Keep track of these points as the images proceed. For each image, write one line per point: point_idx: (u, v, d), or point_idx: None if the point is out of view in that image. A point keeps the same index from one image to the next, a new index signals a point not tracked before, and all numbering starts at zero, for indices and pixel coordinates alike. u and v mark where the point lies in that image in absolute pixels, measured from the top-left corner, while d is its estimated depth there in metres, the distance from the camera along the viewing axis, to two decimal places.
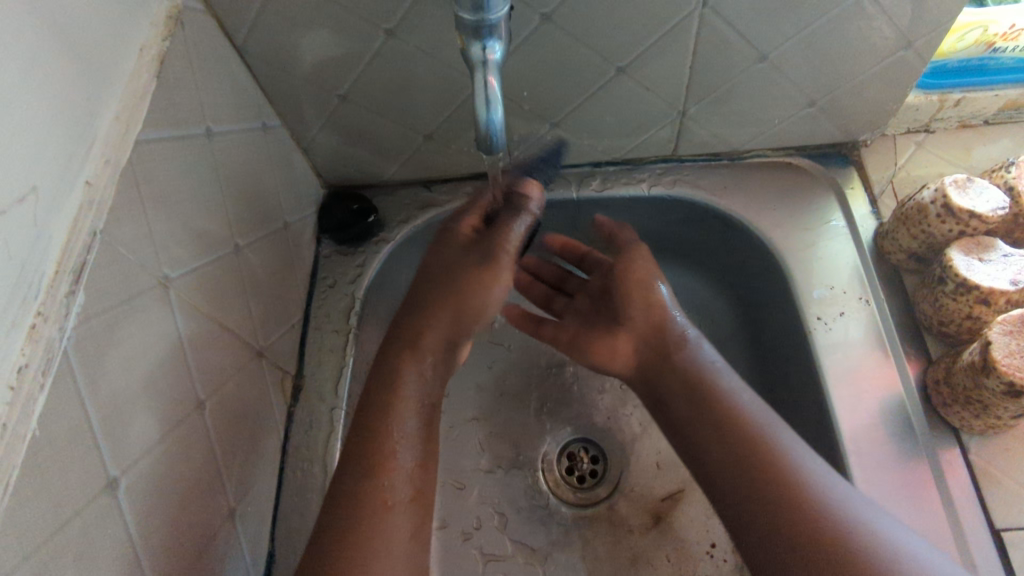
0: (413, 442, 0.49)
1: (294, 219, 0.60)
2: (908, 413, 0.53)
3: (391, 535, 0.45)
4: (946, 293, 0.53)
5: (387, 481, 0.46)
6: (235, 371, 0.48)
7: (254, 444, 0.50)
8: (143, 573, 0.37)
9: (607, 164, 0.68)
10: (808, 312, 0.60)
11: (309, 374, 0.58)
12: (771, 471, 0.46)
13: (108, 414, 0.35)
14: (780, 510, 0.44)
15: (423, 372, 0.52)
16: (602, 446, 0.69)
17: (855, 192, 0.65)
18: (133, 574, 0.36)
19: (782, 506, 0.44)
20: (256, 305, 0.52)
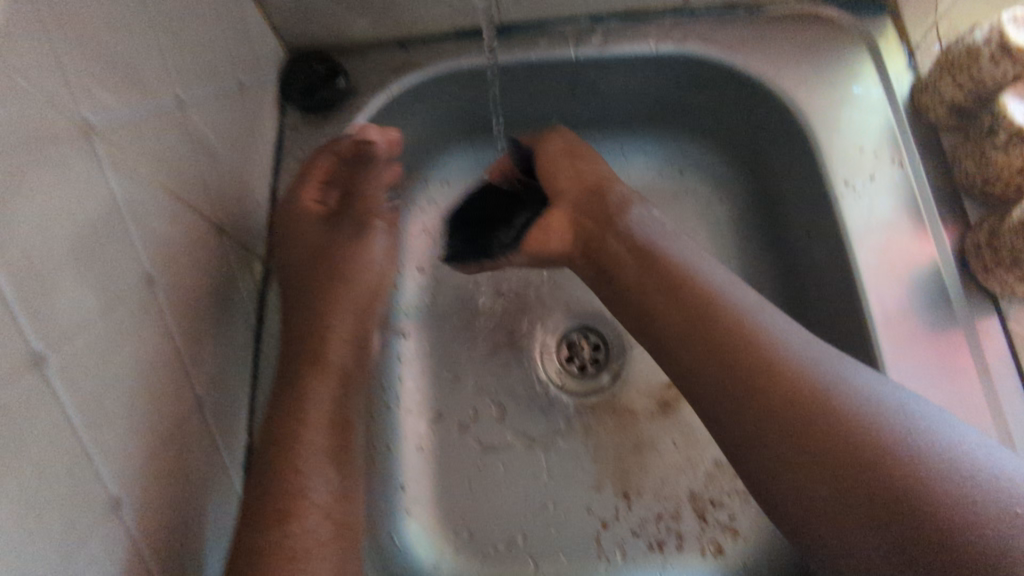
0: (326, 412, 0.47)
1: (250, 81, 0.52)
2: (943, 283, 0.50)
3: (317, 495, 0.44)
4: (997, 147, 0.46)
5: (302, 453, 0.45)
6: (190, 249, 0.42)
7: (222, 330, 0.45)
8: (94, 465, 0.32)
9: (609, 17, 0.59)
10: (835, 178, 0.54)
11: (281, 256, 0.52)
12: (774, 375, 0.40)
13: (27, 280, 0.28)
14: (787, 424, 0.38)
15: (340, 355, 0.50)
16: (604, 333, 0.64)
17: (890, 44, 0.57)
18: (81, 466, 0.31)
19: (810, 437, 0.37)
20: (211, 176, 0.45)
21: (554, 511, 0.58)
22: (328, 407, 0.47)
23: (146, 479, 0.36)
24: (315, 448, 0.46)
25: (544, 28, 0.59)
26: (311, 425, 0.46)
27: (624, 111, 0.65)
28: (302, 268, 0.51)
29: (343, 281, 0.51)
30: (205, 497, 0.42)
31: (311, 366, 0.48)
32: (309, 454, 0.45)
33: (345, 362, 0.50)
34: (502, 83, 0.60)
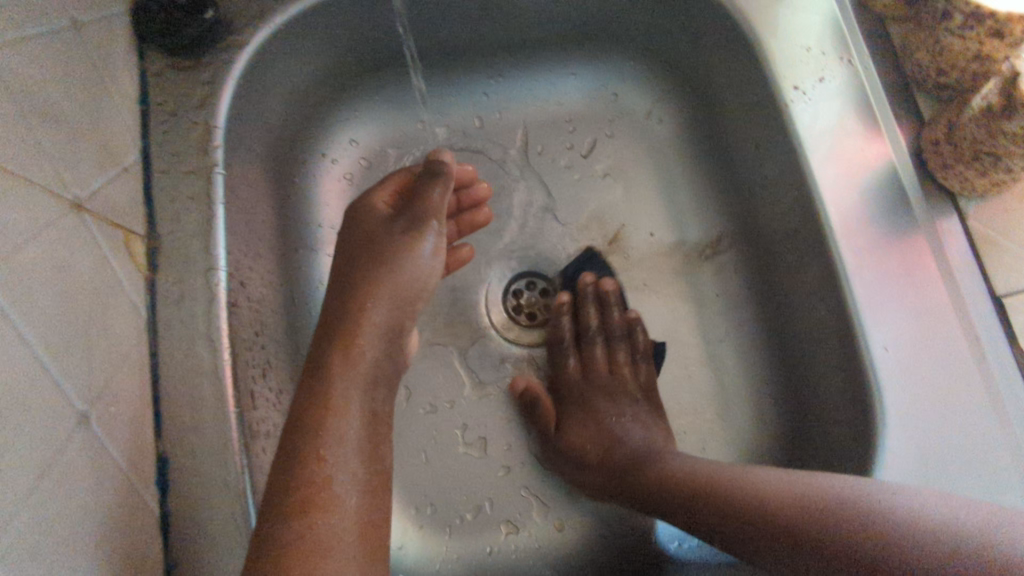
0: (353, 382, 0.41)
1: (88, 18, 0.41)
2: (902, 182, 0.47)
3: (341, 495, 0.36)
4: (951, 32, 0.43)
5: (332, 426, 0.38)
6: (43, 237, 0.33)
7: (97, 326, 0.36)
8: None
9: None
10: (782, 79, 0.49)
11: (165, 231, 0.43)
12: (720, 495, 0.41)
13: None
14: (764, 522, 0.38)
15: (370, 342, 0.43)
16: (551, 277, 0.61)
17: None
18: None
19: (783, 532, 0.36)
20: (56, 142, 0.36)
21: (518, 472, 0.55)
22: (355, 375, 0.41)
23: (26, 535, 0.28)
24: (343, 438, 0.38)
25: None
26: (341, 414, 0.39)
27: (547, 27, 0.58)
28: (349, 246, 0.47)
29: (382, 273, 0.45)
30: (113, 533, 0.34)
31: (339, 346, 0.42)
32: (340, 445, 0.37)
33: (377, 355, 0.43)
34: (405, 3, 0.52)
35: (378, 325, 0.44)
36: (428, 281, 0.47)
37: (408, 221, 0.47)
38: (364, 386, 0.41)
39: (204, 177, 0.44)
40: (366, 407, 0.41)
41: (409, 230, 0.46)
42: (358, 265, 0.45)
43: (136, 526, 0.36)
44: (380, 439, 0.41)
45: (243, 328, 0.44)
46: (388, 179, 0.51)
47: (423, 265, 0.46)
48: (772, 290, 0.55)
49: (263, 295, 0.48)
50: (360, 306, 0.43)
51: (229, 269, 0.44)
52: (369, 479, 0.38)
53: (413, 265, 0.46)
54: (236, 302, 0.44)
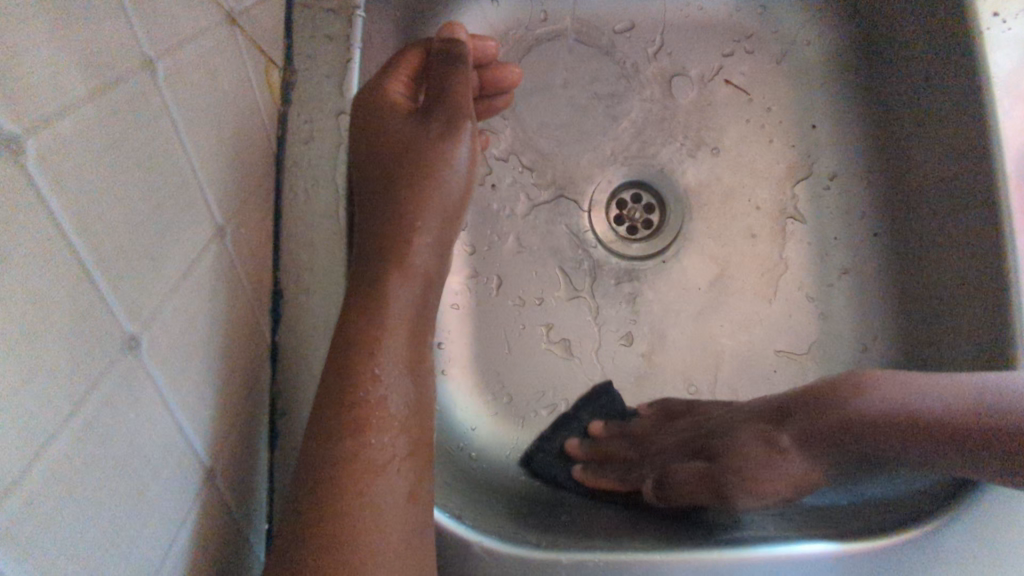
0: (407, 298, 0.37)
1: None
2: None
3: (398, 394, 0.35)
4: None
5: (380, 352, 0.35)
6: (200, 36, 0.32)
7: (238, 144, 0.36)
8: (105, 292, 0.24)
9: None
10: (983, 7, 0.44)
11: (301, 68, 0.41)
12: None
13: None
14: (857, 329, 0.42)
15: (421, 250, 0.38)
16: (661, 192, 0.58)
17: None
18: (83, 289, 0.23)
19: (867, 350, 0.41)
20: None
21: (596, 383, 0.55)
22: (406, 290, 0.37)
23: (171, 318, 0.29)
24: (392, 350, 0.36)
25: None
26: (388, 345, 0.36)
27: None
28: (390, 129, 0.39)
29: (426, 173, 0.38)
30: (234, 351, 0.35)
31: (396, 253, 0.37)
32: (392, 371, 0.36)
33: (428, 269, 0.39)
34: None
35: (430, 236, 0.38)
36: (435, 167, 0.38)
37: (448, 119, 0.40)
38: (418, 300, 0.38)
39: (344, 17, 0.43)
40: (413, 318, 0.38)
41: (452, 125, 0.39)
42: (397, 178, 0.38)
43: (251, 347, 0.37)
44: (431, 299, 0.39)
45: None
46: (399, 62, 0.43)
47: (394, 129, 0.39)
48: (924, 245, 0.51)
49: None
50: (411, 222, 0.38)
51: None
52: (409, 353, 0.37)
53: (379, 118, 0.40)
54: None
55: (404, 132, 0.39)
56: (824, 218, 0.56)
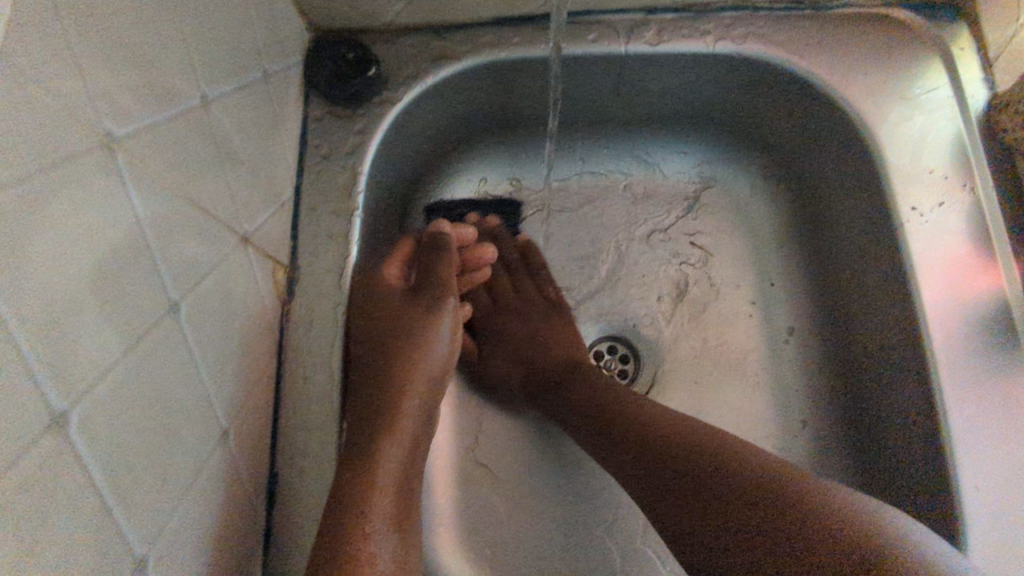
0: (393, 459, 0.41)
1: (275, 69, 0.46)
2: (1009, 313, 0.46)
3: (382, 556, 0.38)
4: None
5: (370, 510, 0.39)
6: (215, 263, 0.38)
7: (244, 345, 0.40)
8: (120, 525, 0.28)
9: (663, 10, 0.54)
10: (902, 199, 0.50)
11: (305, 264, 0.47)
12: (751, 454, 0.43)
13: (47, 324, 0.25)
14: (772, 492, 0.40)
15: (410, 421, 0.43)
16: (634, 345, 0.62)
17: (965, 52, 0.53)
18: (103, 527, 0.27)
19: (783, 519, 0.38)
20: (236, 180, 0.40)
21: None
22: (393, 453, 0.41)
23: (175, 528, 0.32)
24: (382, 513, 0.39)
25: (590, 21, 0.54)
26: (381, 494, 0.40)
27: (663, 109, 0.61)
28: (381, 314, 0.44)
29: (415, 355, 0.43)
30: (228, 540, 0.38)
31: (387, 420, 0.41)
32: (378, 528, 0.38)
33: (416, 434, 0.43)
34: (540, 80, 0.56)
35: (415, 408, 0.43)
36: (427, 351, 0.44)
37: (434, 299, 0.45)
38: (404, 462, 0.42)
39: (344, 217, 0.49)
40: (398, 479, 0.41)
41: (437, 302, 0.45)
42: (388, 349, 0.43)
43: (245, 531, 0.40)
44: (414, 465, 0.43)
45: None
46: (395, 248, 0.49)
47: (391, 301, 0.45)
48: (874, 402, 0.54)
49: None
50: (400, 392, 0.42)
51: None
52: (396, 515, 0.40)
53: (375, 300, 0.45)
54: None
55: (398, 308, 0.44)
56: (787, 369, 0.60)
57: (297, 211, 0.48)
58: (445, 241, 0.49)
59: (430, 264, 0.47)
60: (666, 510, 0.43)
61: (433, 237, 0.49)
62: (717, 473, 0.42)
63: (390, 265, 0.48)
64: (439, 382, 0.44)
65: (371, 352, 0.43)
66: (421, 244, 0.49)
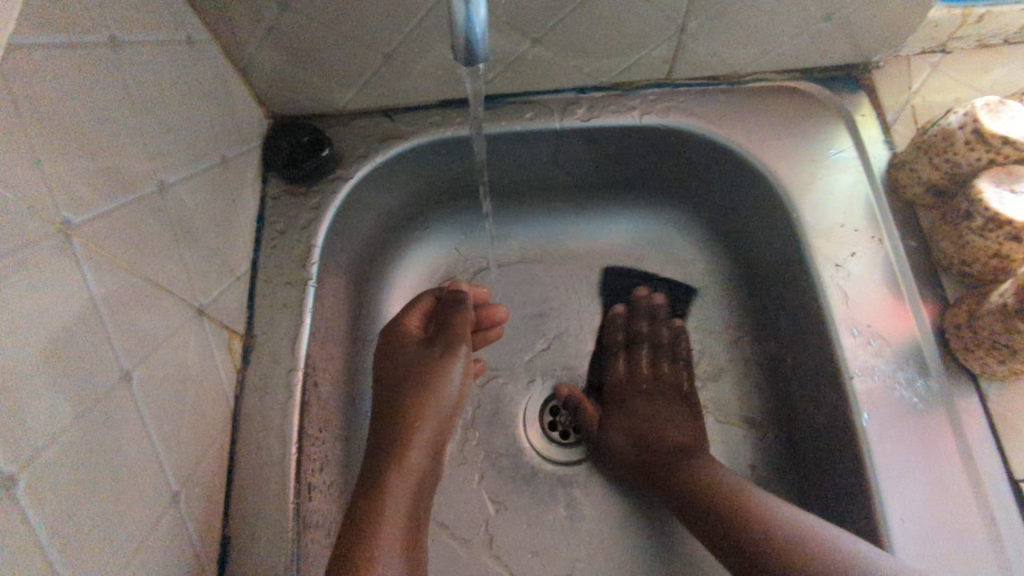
0: (400, 486, 0.45)
1: (233, 154, 0.51)
2: (923, 356, 0.50)
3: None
4: (971, 230, 0.48)
5: (376, 531, 0.42)
6: (170, 333, 0.40)
7: (197, 411, 0.43)
8: None
9: (592, 89, 0.60)
10: (818, 253, 0.54)
11: (261, 332, 0.50)
12: (721, 482, 0.51)
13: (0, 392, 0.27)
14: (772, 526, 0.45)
15: (417, 456, 0.47)
16: (586, 398, 0.65)
17: (867, 120, 0.59)
18: None
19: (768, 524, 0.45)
20: (193, 256, 0.44)
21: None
22: (400, 482, 0.45)
23: None
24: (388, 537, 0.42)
25: (529, 102, 0.60)
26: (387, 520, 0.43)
27: (601, 176, 0.66)
28: (399, 361, 0.51)
29: (426, 392, 0.49)
30: None
31: (393, 455, 0.46)
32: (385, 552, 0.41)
33: (422, 468, 0.47)
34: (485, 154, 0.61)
35: (424, 444, 0.48)
36: (439, 389, 0.49)
37: (446, 345, 0.51)
38: (410, 494, 0.45)
39: (298, 287, 0.52)
40: (406, 506, 0.45)
41: (449, 348, 0.51)
42: (407, 388, 0.49)
43: None
44: (421, 497, 0.47)
45: (311, 425, 0.50)
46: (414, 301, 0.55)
47: (406, 353, 0.51)
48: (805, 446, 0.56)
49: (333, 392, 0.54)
50: (410, 426, 0.47)
51: (308, 370, 0.50)
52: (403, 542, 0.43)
53: (398, 347, 0.52)
54: (309, 400, 0.50)
55: (415, 355, 0.51)
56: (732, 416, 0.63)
57: (253, 283, 0.51)
58: (458, 292, 0.54)
59: (447, 315, 0.53)
60: (706, 529, 0.50)
61: (446, 291, 0.55)
62: (712, 510, 0.49)
63: (409, 314, 0.54)
64: (447, 420, 0.49)
65: (386, 396, 0.50)
66: (437, 296, 0.55)
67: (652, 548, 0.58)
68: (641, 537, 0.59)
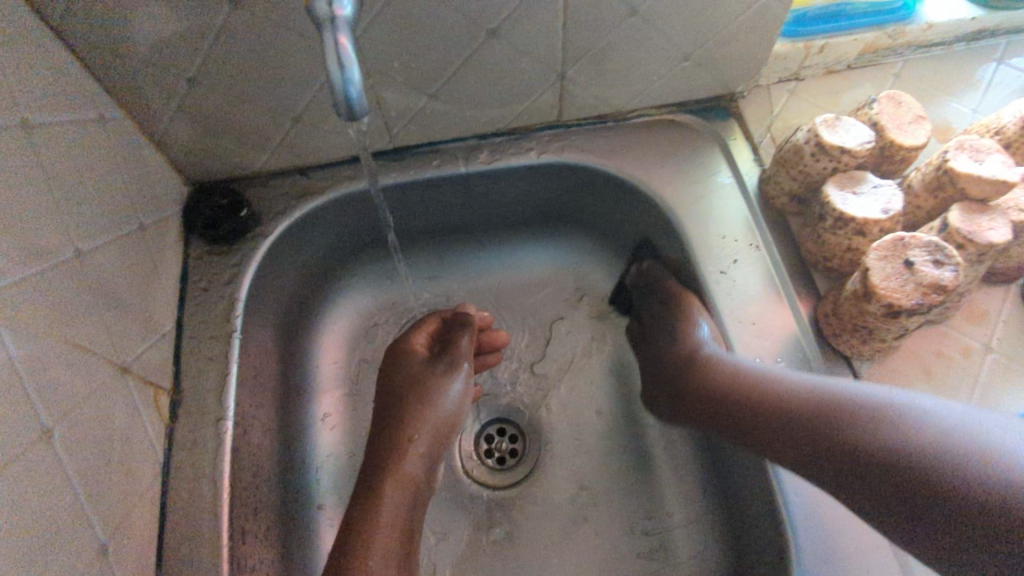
0: (397, 494, 0.50)
1: (152, 220, 0.54)
2: (803, 346, 0.55)
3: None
4: (825, 229, 0.54)
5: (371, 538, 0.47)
6: (95, 389, 0.42)
7: (125, 465, 0.44)
8: None
9: (493, 135, 0.66)
10: (706, 265, 0.60)
11: (187, 386, 0.52)
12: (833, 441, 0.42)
13: None
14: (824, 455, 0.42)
15: (414, 467, 0.52)
16: (519, 424, 0.68)
17: (737, 143, 0.67)
18: None
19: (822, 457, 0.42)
20: (116, 317, 0.46)
21: None
22: (398, 490, 0.50)
23: None
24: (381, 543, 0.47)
25: (437, 151, 0.65)
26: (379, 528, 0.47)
27: (511, 213, 0.71)
28: (401, 375, 0.56)
29: (422, 406, 0.53)
30: None
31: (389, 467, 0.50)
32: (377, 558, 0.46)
33: (416, 477, 0.52)
34: (399, 202, 0.66)
35: (422, 453, 0.52)
36: (439, 406, 0.54)
37: (448, 364, 0.56)
38: (405, 503, 0.50)
39: (223, 340, 0.54)
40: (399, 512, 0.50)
41: (451, 366, 0.56)
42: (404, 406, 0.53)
43: None
44: (415, 504, 0.51)
45: (242, 471, 0.51)
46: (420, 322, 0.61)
47: (410, 368, 0.56)
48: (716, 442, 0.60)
49: (264, 439, 0.56)
50: (406, 436, 0.52)
51: (237, 418, 0.52)
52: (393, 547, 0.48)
53: (402, 362, 0.57)
54: (240, 447, 0.52)
55: (420, 371, 0.56)
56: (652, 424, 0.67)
57: (179, 341, 0.54)
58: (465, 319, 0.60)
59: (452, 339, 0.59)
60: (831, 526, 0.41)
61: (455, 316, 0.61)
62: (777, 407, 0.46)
63: (414, 334, 0.60)
64: (443, 431, 0.54)
65: (385, 409, 0.54)
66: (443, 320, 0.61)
67: (587, 557, 0.60)
68: (577, 549, 0.61)
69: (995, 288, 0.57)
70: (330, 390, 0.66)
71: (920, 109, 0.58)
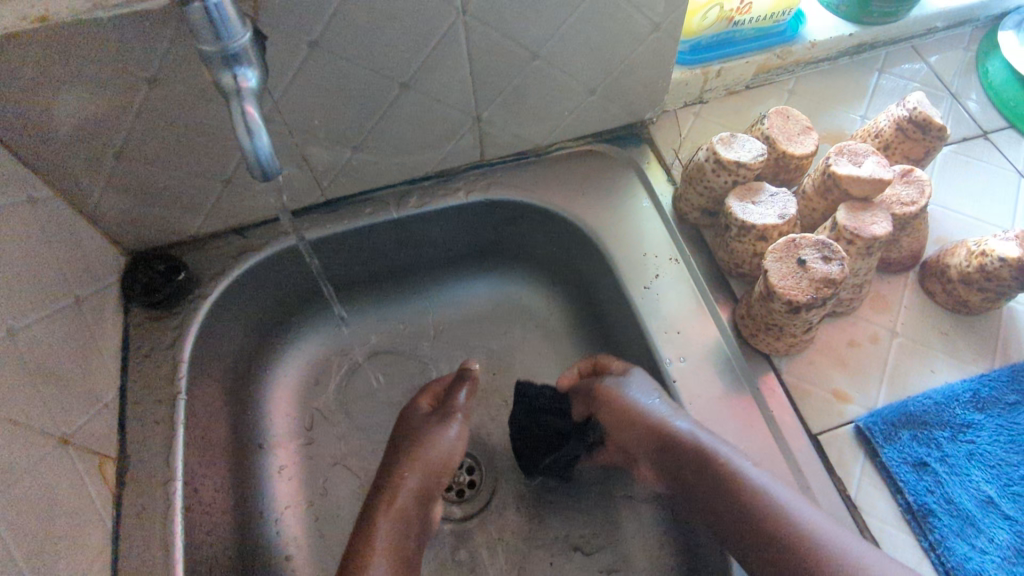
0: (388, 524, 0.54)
1: (89, 292, 0.55)
2: (726, 349, 0.59)
3: None
4: (733, 238, 0.58)
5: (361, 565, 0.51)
6: (36, 464, 0.43)
7: (71, 536, 0.45)
8: None
9: (422, 180, 0.69)
10: (632, 282, 0.63)
11: (134, 452, 0.53)
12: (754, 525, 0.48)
13: None
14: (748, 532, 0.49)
15: (405, 500, 0.56)
16: (477, 455, 0.69)
17: (651, 166, 0.71)
18: None
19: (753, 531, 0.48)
20: (55, 391, 0.47)
21: None
22: (389, 522, 0.54)
23: None
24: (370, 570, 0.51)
25: (370, 199, 0.68)
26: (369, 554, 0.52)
27: (449, 252, 0.74)
28: (404, 425, 0.61)
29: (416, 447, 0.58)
30: None
31: (381, 505, 0.55)
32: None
33: (409, 511, 0.56)
34: (338, 251, 0.68)
35: (412, 489, 0.57)
36: (434, 443, 0.59)
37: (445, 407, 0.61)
38: (397, 534, 0.54)
39: (169, 403, 0.55)
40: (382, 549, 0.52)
41: (447, 410, 0.61)
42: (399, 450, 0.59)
43: None
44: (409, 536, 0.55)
45: (194, 530, 0.52)
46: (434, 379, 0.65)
47: (412, 415, 0.62)
48: None
49: (216, 497, 0.57)
50: (400, 475, 0.57)
51: (185, 478, 0.53)
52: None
53: (410, 412, 0.62)
54: (190, 506, 0.52)
55: (420, 417, 0.61)
56: None
57: (124, 408, 0.55)
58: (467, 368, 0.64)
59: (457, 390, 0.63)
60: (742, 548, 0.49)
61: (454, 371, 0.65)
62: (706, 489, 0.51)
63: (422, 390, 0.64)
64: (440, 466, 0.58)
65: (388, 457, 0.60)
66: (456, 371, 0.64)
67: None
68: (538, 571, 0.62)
69: (894, 277, 0.62)
70: (284, 441, 0.67)
71: (808, 121, 0.64)
